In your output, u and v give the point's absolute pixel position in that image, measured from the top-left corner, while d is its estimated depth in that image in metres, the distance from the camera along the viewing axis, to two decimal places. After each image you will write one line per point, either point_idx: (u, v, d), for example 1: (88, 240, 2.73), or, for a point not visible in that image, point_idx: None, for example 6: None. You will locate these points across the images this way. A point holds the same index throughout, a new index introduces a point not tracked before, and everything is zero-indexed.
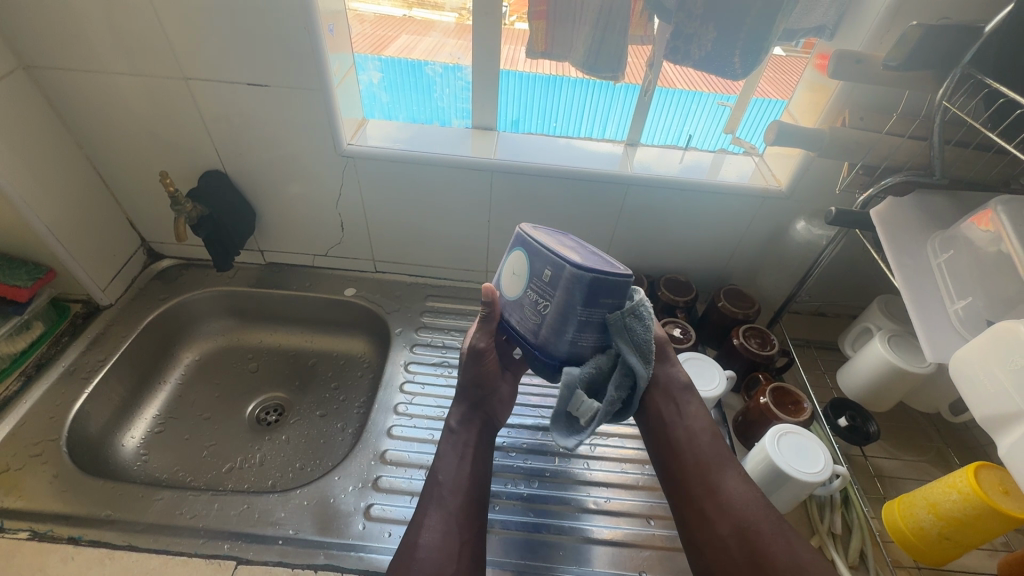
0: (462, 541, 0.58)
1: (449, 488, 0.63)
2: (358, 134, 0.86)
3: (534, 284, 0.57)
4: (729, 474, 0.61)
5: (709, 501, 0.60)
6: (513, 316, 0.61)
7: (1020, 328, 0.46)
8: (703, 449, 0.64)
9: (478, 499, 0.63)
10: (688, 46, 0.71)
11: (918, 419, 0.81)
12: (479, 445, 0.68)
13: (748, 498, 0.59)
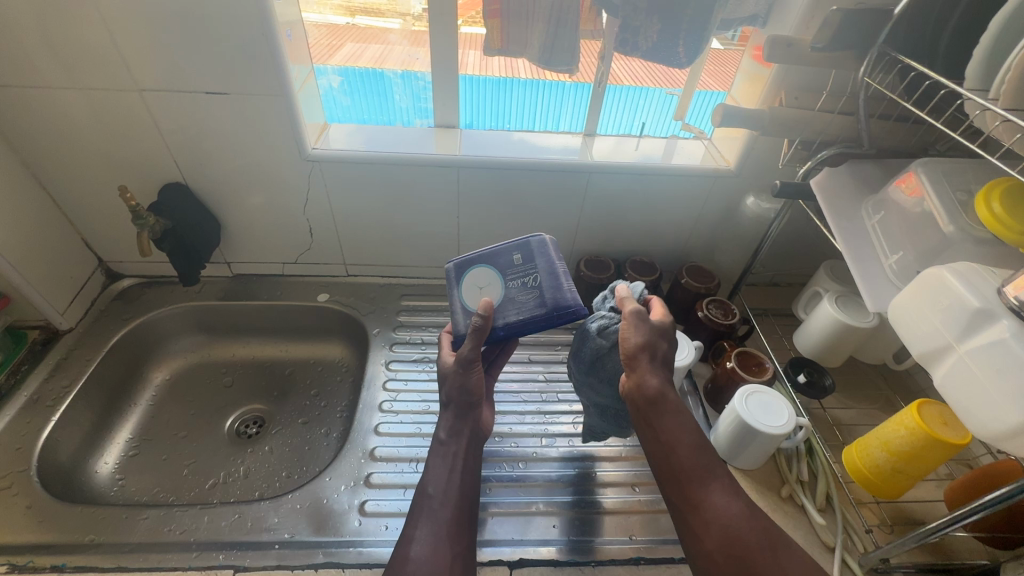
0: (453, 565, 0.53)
1: (439, 500, 0.58)
2: (321, 139, 0.87)
3: (511, 275, 0.66)
4: (715, 486, 0.53)
5: (694, 514, 0.53)
6: (509, 315, 0.63)
7: (944, 273, 0.52)
8: (684, 458, 0.55)
9: (465, 520, 0.58)
10: (636, 38, 0.75)
11: (868, 371, 0.88)
12: (468, 458, 0.62)
13: (737, 511, 0.51)
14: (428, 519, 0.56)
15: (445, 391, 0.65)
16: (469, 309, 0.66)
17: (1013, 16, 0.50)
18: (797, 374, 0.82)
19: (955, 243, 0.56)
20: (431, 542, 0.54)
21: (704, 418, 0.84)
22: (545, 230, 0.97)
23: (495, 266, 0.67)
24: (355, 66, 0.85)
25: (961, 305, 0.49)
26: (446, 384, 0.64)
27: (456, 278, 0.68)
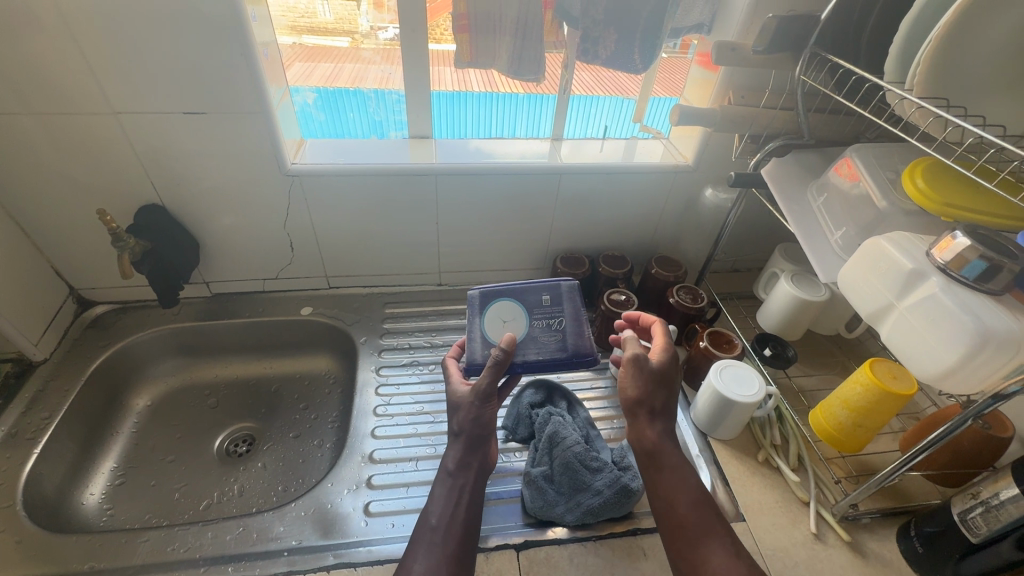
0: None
1: (440, 535, 0.59)
2: (300, 154, 0.89)
3: (537, 314, 0.72)
4: (715, 543, 0.57)
5: (694, 572, 0.56)
6: (531, 353, 0.69)
7: (881, 243, 0.59)
8: (687, 515, 0.59)
9: (465, 552, 0.58)
10: (596, 47, 0.82)
11: (825, 342, 0.96)
12: (471, 489, 0.63)
13: (736, 566, 0.54)
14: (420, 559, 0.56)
15: (456, 426, 0.66)
16: (490, 340, 0.70)
17: (917, 18, 0.59)
18: (763, 348, 0.89)
19: (888, 215, 0.64)
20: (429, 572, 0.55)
21: (683, 396, 0.90)
22: (522, 231, 1.02)
23: (522, 303, 0.72)
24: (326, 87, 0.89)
25: (896, 268, 0.56)
26: (457, 417, 0.66)
27: (483, 308, 0.72)
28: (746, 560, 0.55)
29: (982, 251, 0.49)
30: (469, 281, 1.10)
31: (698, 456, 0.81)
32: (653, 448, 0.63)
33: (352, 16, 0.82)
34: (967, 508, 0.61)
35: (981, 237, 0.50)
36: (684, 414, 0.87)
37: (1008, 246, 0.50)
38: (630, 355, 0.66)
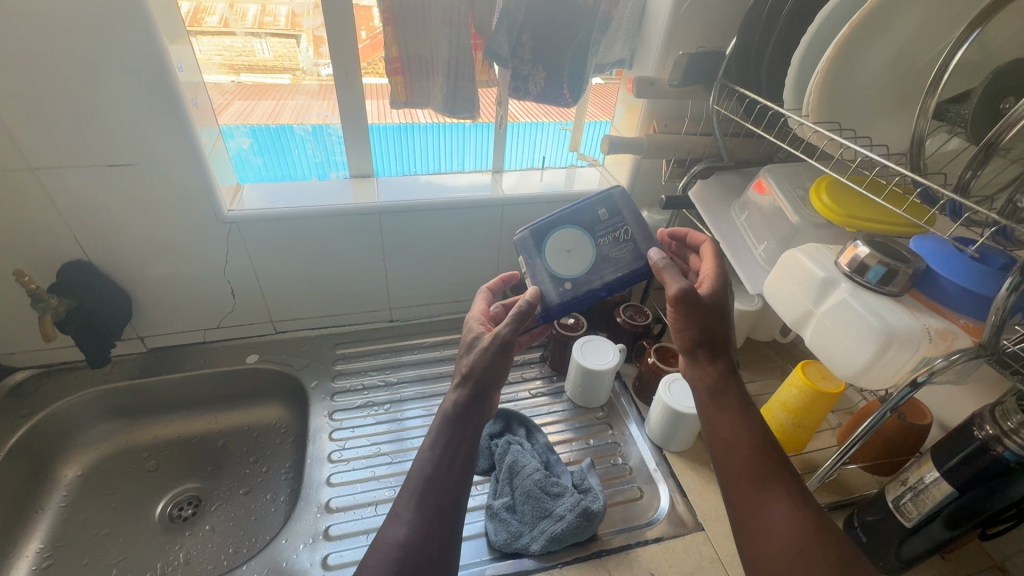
0: (428, 551, 0.50)
1: (433, 486, 0.53)
2: (236, 200, 0.87)
3: (600, 233, 0.68)
4: (774, 489, 0.52)
5: (754, 520, 0.51)
6: (604, 275, 0.66)
7: (796, 255, 0.64)
8: (747, 461, 0.54)
9: (453, 499, 0.53)
10: (527, 84, 0.85)
11: (765, 348, 1.02)
12: (468, 427, 0.57)
13: (796, 514, 0.49)
14: (404, 516, 0.51)
15: (466, 360, 0.60)
16: (558, 274, 0.68)
17: (804, 58, 0.65)
18: None
19: (801, 229, 0.70)
20: (410, 527, 0.51)
21: (638, 413, 0.93)
22: (469, 262, 1.03)
23: (580, 227, 0.69)
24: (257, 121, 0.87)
25: (812, 277, 0.61)
26: (470, 355, 0.60)
27: (538, 248, 0.70)
28: (813, 510, 0.50)
29: (880, 258, 0.55)
30: (421, 315, 1.10)
31: (655, 470, 0.84)
32: (719, 389, 0.59)
33: (292, 53, 0.84)
34: (899, 494, 0.65)
35: (879, 245, 0.56)
36: (639, 430, 0.90)
37: (902, 252, 0.56)
38: (670, 291, 0.57)
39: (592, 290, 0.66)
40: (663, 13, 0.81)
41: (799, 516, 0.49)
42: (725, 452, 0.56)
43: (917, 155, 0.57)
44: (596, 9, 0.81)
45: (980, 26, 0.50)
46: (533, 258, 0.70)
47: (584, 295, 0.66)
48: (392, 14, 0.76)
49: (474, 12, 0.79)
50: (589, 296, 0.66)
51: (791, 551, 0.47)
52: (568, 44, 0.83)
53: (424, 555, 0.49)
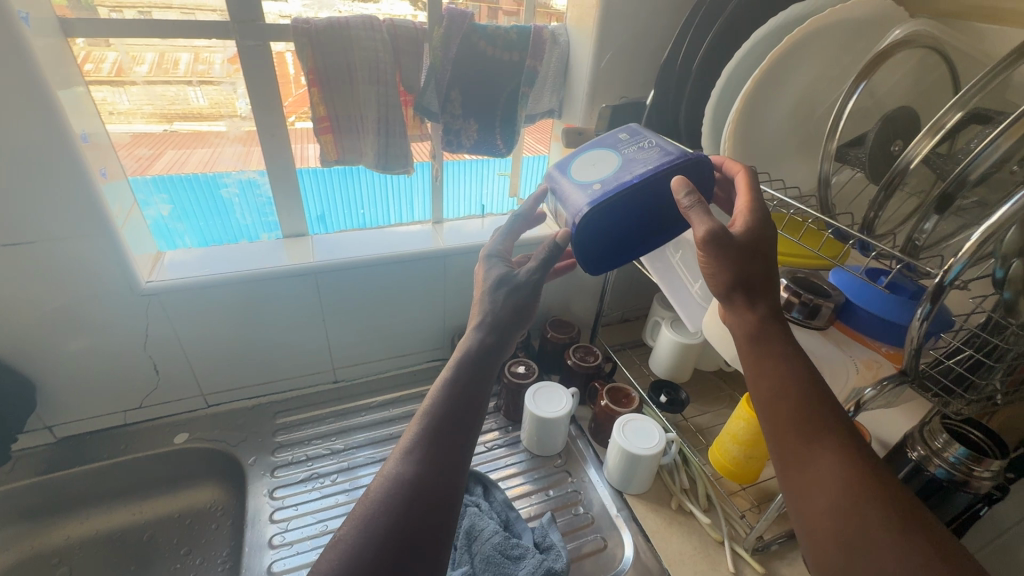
0: (429, 483, 0.47)
1: (449, 419, 0.50)
2: (156, 269, 0.82)
3: (623, 147, 0.61)
4: (822, 439, 0.44)
5: (801, 475, 0.44)
6: (635, 170, 0.56)
7: None
8: (794, 413, 0.45)
9: (460, 434, 0.50)
10: (459, 137, 0.86)
11: (712, 377, 1.04)
12: (483, 365, 0.55)
13: (844, 469, 0.42)
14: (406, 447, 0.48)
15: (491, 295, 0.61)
16: (584, 181, 0.59)
17: (716, 108, 0.69)
18: (659, 395, 0.93)
19: None
20: (415, 457, 0.48)
21: (595, 456, 0.91)
22: (414, 314, 1.01)
23: (602, 147, 0.62)
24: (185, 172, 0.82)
25: None
26: (498, 293, 0.61)
27: (563, 171, 0.63)
28: (866, 463, 0.42)
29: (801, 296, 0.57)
30: (367, 373, 1.05)
31: (617, 516, 0.82)
32: (760, 335, 0.48)
33: (229, 100, 0.81)
34: None
35: (799, 282, 0.60)
36: (598, 474, 0.88)
37: (823, 288, 0.59)
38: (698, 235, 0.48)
39: (623, 182, 0.56)
40: (585, 67, 0.84)
41: (847, 469, 0.42)
42: (766, 406, 0.47)
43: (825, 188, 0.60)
44: (521, 64, 0.83)
45: (864, 80, 0.54)
46: (558, 183, 0.62)
47: (615, 188, 0.55)
48: (317, 74, 0.75)
49: (401, 71, 0.79)
50: (621, 187, 0.55)
51: (831, 510, 0.41)
52: (497, 98, 0.84)
53: (427, 484, 0.46)
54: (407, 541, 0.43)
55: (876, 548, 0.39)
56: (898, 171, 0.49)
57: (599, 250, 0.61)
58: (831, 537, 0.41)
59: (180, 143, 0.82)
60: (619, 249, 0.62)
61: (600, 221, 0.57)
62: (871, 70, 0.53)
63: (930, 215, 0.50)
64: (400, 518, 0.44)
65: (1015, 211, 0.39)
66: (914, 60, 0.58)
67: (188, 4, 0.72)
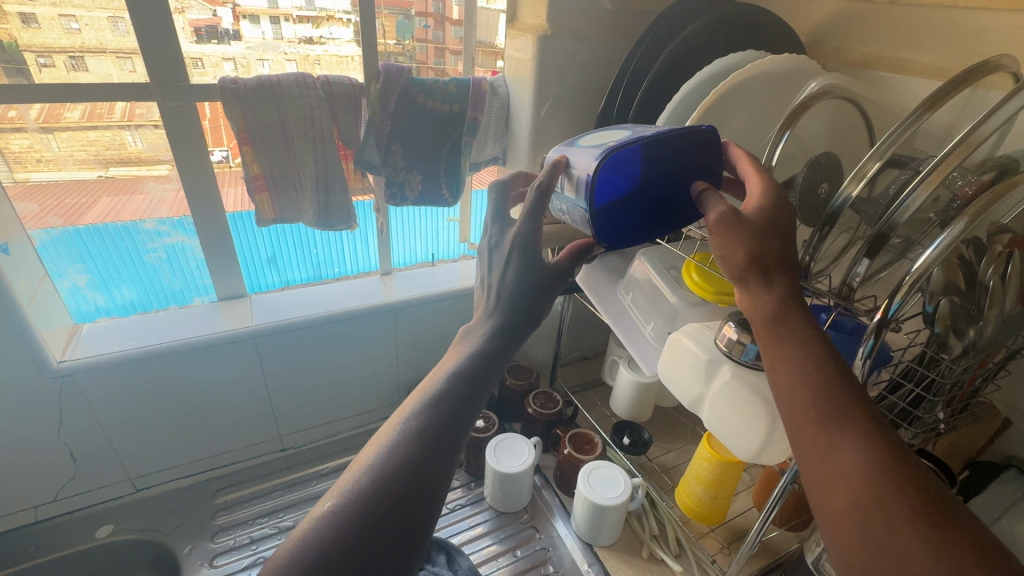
0: (419, 476, 0.40)
1: (447, 395, 0.45)
2: (71, 345, 0.76)
3: (631, 125, 0.57)
4: (843, 423, 0.37)
5: (821, 471, 0.37)
6: (645, 131, 0.52)
7: (679, 336, 0.67)
8: (812, 400, 0.38)
9: (457, 427, 0.44)
10: (403, 190, 0.85)
11: (674, 413, 1.03)
12: (492, 356, 0.48)
13: (869, 458, 0.35)
14: (396, 433, 0.42)
15: (500, 271, 0.54)
16: (590, 145, 0.54)
17: None
18: (622, 437, 0.92)
19: (680, 309, 0.74)
20: (406, 445, 0.41)
21: (562, 507, 0.89)
22: (365, 370, 0.97)
23: (607, 128, 0.59)
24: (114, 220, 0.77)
25: (699, 359, 0.63)
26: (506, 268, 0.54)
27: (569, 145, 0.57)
28: (896, 453, 0.35)
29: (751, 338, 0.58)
30: (316, 436, 1.00)
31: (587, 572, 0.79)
32: (779, 317, 0.41)
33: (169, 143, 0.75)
34: (816, 553, 0.67)
35: (747, 326, 0.59)
36: (566, 527, 0.85)
37: None
38: (710, 219, 0.46)
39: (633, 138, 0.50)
40: (526, 115, 0.85)
41: (872, 459, 0.35)
42: (782, 394, 0.40)
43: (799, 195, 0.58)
44: (462, 115, 0.83)
45: (788, 129, 0.56)
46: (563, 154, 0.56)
47: (626, 142, 0.50)
48: (248, 134, 0.72)
49: (338, 127, 0.77)
50: (632, 143, 0.50)
51: (853, 506, 0.35)
52: (440, 150, 0.84)
53: (417, 476, 0.40)
54: (383, 538, 0.37)
55: (905, 547, 0.32)
56: (830, 215, 0.50)
57: (614, 219, 0.54)
58: (856, 536, 0.34)
59: (114, 189, 0.76)
60: (640, 220, 0.55)
61: (608, 183, 0.52)
62: (794, 121, 0.56)
63: (861, 258, 0.48)
64: (383, 507, 0.38)
65: (940, 250, 0.41)
66: (831, 108, 0.60)
67: (123, 47, 0.68)
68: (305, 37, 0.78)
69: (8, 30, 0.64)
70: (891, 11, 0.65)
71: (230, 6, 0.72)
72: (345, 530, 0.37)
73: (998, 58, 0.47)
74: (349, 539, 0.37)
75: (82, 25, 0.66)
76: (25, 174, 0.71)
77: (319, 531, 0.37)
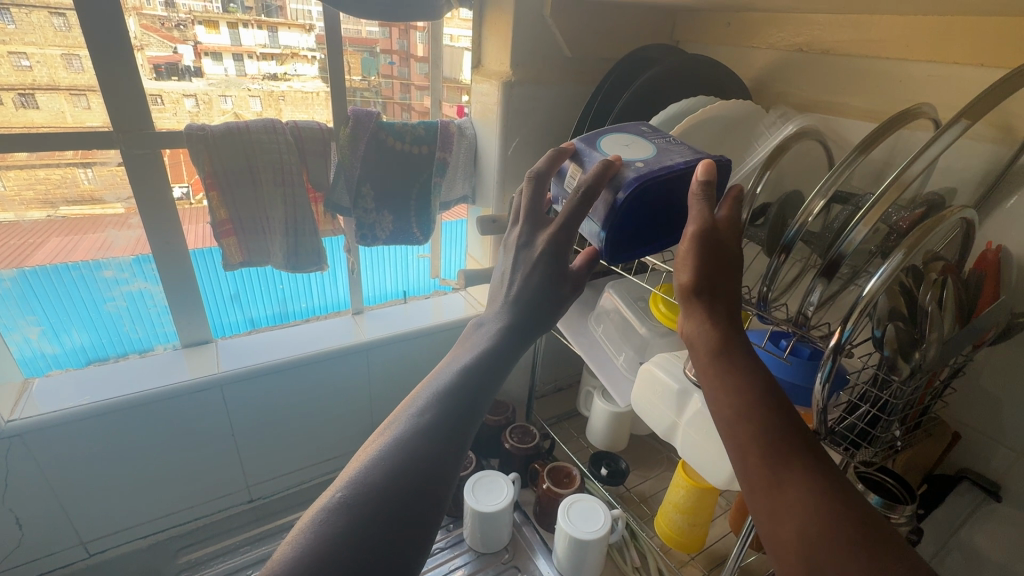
0: (431, 461, 0.40)
1: (457, 392, 0.44)
2: (20, 402, 0.73)
3: (653, 136, 0.55)
4: (789, 460, 0.39)
5: (771, 501, 0.38)
6: (675, 158, 0.51)
7: (649, 366, 0.69)
8: (761, 430, 0.40)
9: (468, 418, 0.43)
10: (373, 230, 0.85)
11: (649, 440, 1.04)
12: (504, 352, 0.48)
13: (815, 493, 0.37)
14: (409, 418, 0.42)
15: (520, 268, 0.52)
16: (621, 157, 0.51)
17: None
18: (600, 469, 0.92)
19: (650, 340, 0.76)
20: (419, 431, 0.41)
21: (543, 544, 0.88)
22: (338, 413, 0.95)
23: (628, 131, 0.55)
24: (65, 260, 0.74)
25: (668, 389, 0.66)
26: (520, 268, 0.52)
27: (591, 146, 0.54)
28: (833, 480, 0.38)
29: None
30: (287, 485, 0.97)
31: None
32: (723, 345, 0.44)
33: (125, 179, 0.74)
34: None
35: None
36: (548, 565, 0.84)
37: None
38: (687, 232, 0.45)
39: (668, 167, 0.49)
40: (493, 154, 0.87)
41: (817, 496, 0.37)
42: (728, 427, 0.42)
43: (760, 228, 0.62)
44: (431, 156, 0.85)
45: (767, 169, 0.56)
46: (586, 159, 0.53)
47: (659, 171, 0.49)
48: (215, 178, 0.72)
49: (308, 170, 0.78)
50: (666, 171, 0.49)
51: (801, 541, 0.36)
52: (410, 189, 0.85)
53: (430, 461, 0.40)
54: (395, 522, 0.37)
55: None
56: (783, 247, 0.53)
57: (624, 238, 0.54)
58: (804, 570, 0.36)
59: (62, 228, 0.73)
60: (643, 236, 0.55)
61: (633, 206, 0.51)
62: (775, 160, 0.57)
63: (814, 286, 0.51)
64: (396, 488, 0.38)
65: (882, 280, 0.44)
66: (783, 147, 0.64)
67: (76, 84, 0.67)
68: (269, 73, 0.78)
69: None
70: (826, 60, 0.71)
71: (191, 43, 0.72)
72: (357, 510, 0.36)
73: (918, 106, 0.51)
74: (364, 518, 0.36)
75: (34, 62, 0.65)
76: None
77: (332, 511, 0.36)
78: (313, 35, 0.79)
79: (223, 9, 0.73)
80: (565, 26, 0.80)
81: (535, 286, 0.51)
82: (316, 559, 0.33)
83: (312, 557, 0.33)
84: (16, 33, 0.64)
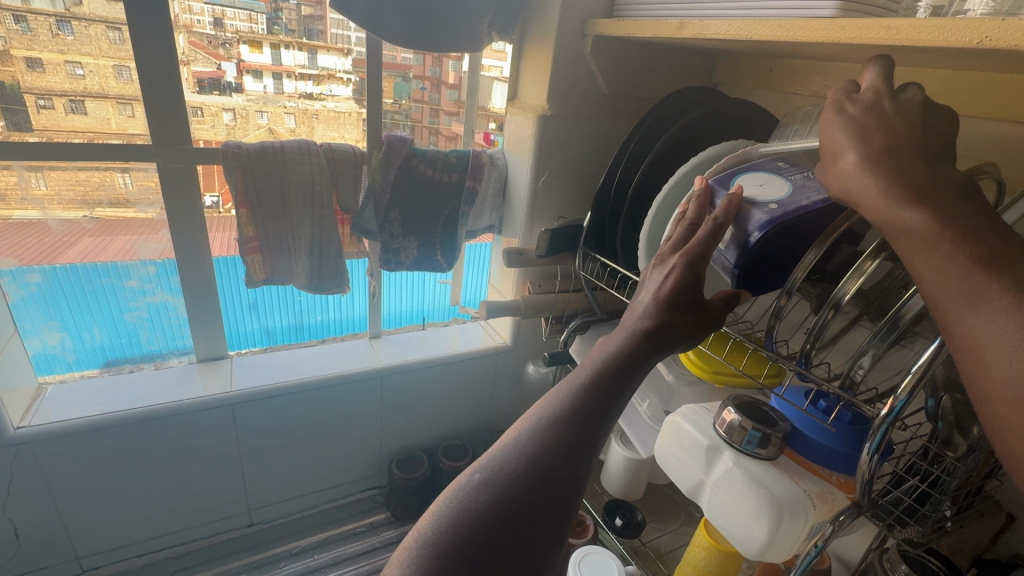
0: (564, 457, 0.39)
1: (585, 395, 0.41)
2: (32, 408, 0.73)
3: (788, 171, 0.53)
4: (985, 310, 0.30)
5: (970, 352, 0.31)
6: (811, 196, 0.49)
7: (676, 418, 0.65)
8: (946, 277, 0.32)
9: (597, 423, 0.40)
10: (398, 256, 0.85)
11: (666, 490, 0.99)
12: (641, 355, 0.42)
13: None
14: (543, 411, 0.41)
15: (661, 277, 0.45)
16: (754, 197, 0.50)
17: None
18: (614, 519, 0.86)
19: (675, 387, 0.74)
20: (548, 428, 0.40)
21: None
22: (347, 440, 0.93)
23: (758, 166, 0.53)
24: (90, 262, 0.74)
25: (697, 445, 0.62)
26: (663, 276, 0.45)
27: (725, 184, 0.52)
28: None
29: (752, 424, 0.55)
30: (289, 511, 0.94)
31: None
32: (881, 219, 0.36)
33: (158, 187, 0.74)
34: None
35: (748, 411, 0.57)
36: None
37: (770, 415, 0.57)
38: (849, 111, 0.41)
39: (804, 207, 0.48)
40: (524, 183, 0.86)
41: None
42: None
43: (820, 282, 0.56)
44: (461, 185, 0.84)
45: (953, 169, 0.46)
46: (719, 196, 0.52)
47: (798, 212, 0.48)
48: (247, 196, 0.72)
49: (338, 194, 0.78)
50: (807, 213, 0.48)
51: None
52: (437, 217, 0.84)
53: (561, 458, 0.39)
54: (519, 522, 0.37)
55: None
56: (831, 305, 0.48)
57: (752, 272, 0.53)
58: None
59: (91, 232, 0.73)
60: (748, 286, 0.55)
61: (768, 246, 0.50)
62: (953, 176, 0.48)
63: (868, 351, 0.47)
64: (534, 476, 0.38)
65: (940, 352, 0.40)
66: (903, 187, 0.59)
67: (124, 94, 0.68)
68: (305, 92, 0.79)
69: (13, 73, 0.64)
70: None
71: (235, 60, 0.73)
72: (493, 495, 0.38)
73: (986, 166, 0.44)
74: (508, 497, 0.38)
75: (87, 71, 0.66)
76: (7, 211, 0.67)
77: (475, 489, 0.39)
78: (350, 59, 0.80)
79: (267, 30, 0.74)
80: (605, 63, 0.79)
81: (676, 295, 0.44)
82: (455, 532, 0.37)
83: (450, 531, 0.37)
84: (74, 44, 0.65)
